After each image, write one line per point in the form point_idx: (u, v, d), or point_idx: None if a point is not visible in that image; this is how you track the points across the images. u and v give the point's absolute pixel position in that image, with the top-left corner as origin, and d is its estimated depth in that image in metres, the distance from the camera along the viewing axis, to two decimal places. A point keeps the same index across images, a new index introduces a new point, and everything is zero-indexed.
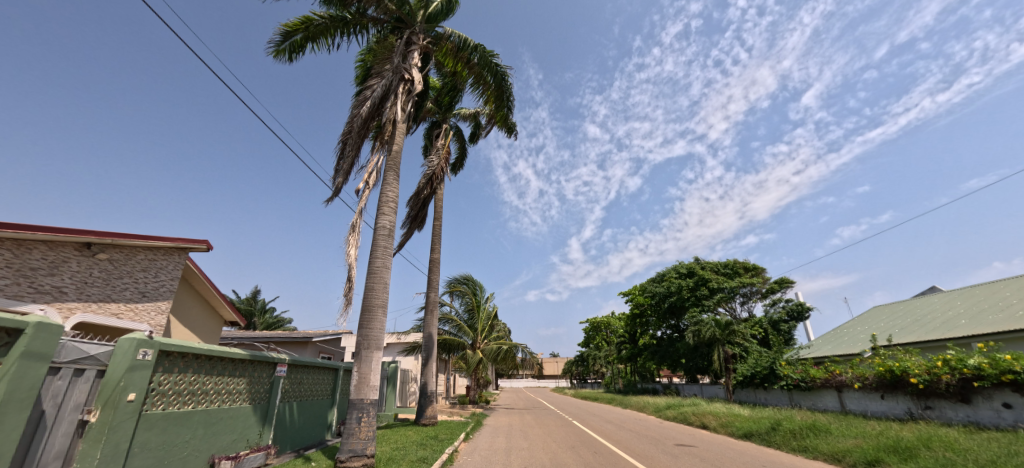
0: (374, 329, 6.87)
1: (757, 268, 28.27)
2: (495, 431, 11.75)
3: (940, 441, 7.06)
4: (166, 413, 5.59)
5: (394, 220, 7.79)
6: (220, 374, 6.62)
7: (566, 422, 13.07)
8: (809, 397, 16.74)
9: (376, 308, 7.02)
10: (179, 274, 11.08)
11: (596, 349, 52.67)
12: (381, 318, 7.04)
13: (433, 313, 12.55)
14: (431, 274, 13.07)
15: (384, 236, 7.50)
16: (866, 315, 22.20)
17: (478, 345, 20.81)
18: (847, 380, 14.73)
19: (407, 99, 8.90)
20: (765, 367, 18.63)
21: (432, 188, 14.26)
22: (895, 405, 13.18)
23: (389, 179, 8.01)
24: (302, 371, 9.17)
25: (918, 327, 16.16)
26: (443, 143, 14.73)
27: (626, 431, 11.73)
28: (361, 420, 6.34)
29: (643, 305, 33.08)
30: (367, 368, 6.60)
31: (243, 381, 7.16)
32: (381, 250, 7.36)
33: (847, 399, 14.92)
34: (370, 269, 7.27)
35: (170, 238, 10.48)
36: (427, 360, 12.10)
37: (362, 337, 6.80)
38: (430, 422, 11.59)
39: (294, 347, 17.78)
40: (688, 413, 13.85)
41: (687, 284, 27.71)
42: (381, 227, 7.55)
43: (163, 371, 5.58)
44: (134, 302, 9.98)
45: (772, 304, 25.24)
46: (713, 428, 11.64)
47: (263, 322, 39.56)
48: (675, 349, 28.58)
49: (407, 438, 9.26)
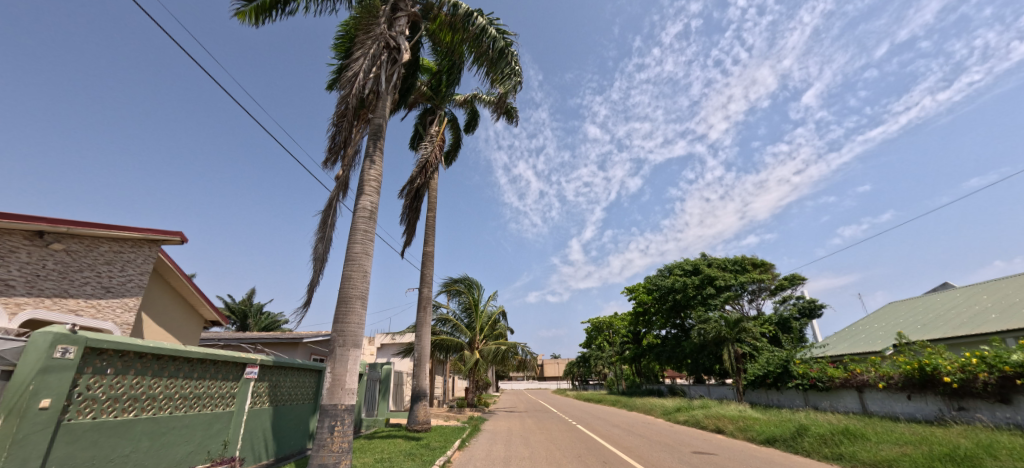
0: (352, 324, 5.97)
1: (766, 264, 27.29)
2: (494, 437, 10.86)
3: (1005, 449, 6.15)
4: (97, 423, 4.69)
5: (377, 202, 6.88)
6: (172, 376, 5.72)
7: (570, 427, 12.20)
8: (828, 398, 15.81)
9: (355, 299, 6.12)
10: (150, 269, 10.23)
11: (597, 349, 51.67)
12: (360, 310, 6.13)
13: (427, 310, 11.65)
14: (424, 269, 12.18)
15: (365, 219, 6.59)
16: (881, 311, 21.24)
17: (477, 345, 19.93)
18: (870, 380, 13.80)
19: (393, 69, 7.86)
20: (777, 366, 17.65)
21: (425, 177, 13.33)
22: (923, 406, 12.29)
23: (373, 157, 7.09)
24: (280, 372, 8.21)
25: (943, 322, 15.20)
26: (437, 130, 13.99)
27: (636, 437, 10.84)
28: (334, 429, 5.43)
29: (646, 303, 32.13)
30: (343, 369, 5.69)
31: (202, 385, 6.25)
32: (361, 234, 6.44)
33: (870, 400, 14.02)
34: (348, 254, 6.38)
35: (138, 229, 9.65)
36: (420, 362, 11.20)
37: (337, 334, 5.89)
38: (422, 428, 10.68)
39: (283, 348, 16.92)
40: (701, 416, 12.92)
41: (693, 282, 26.80)
42: (362, 207, 6.66)
43: (93, 373, 4.68)
44: (97, 298, 9.13)
45: (782, 302, 24.32)
46: (730, 433, 10.77)
47: (257, 324, 38.67)
48: (681, 348, 27.68)
49: (395, 447, 8.37)
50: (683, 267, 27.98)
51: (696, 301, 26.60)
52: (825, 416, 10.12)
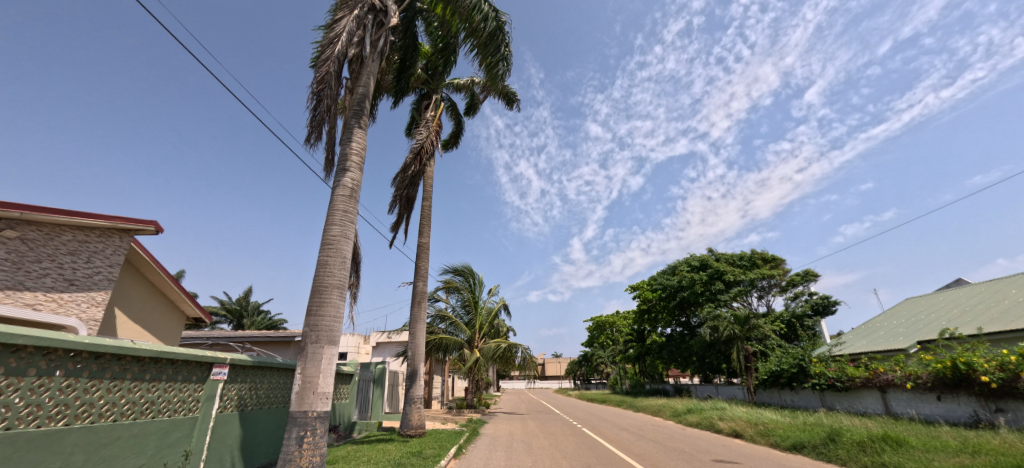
0: (327, 318, 5.12)
1: (776, 259, 26.41)
2: (494, 443, 10.05)
3: None
4: (11, 435, 3.85)
5: (359, 179, 6.01)
6: (115, 378, 4.90)
7: (575, 431, 11.40)
8: (846, 399, 15.01)
9: (331, 289, 5.26)
10: (121, 261, 9.49)
11: (600, 348, 50.83)
12: (337, 301, 5.29)
13: (421, 305, 10.84)
14: (419, 261, 11.33)
15: (344, 198, 5.74)
16: (899, 307, 20.35)
17: (476, 343, 19.14)
18: (894, 380, 12.95)
19: (380, 33, 6.90)
20: (792, 365, 16.68)
21: (420, 164, 12.58)
22: (956, 408, 11.46)
23: (355, 128, 6.22)
24: (256, 374, 7.41)
25: (971, 317, 14.32)
26: (433, 115, 13.21)
27: (648, 442, 10.04)
28: (303, 440, 4.59)
29: (650, 301, 31.26)
30: (315, 369, 4.85)
31: (156, 387, 5.45)
32: (339, 215, 5.60)
33: (894, 401, 13.21)
34: (323, 237, 5.52)
35: (105, 217, 8.89)
36: (413, 361, 10.39)
37: (309, 328, 5.04)
38: (415, 433, 9.85)
39: (274, 347, 16.14)
40: (715, 418, 12.09)
41: (700, 278, 25.87)
42: (341, 184, 5.81)
43: (6, 375, 3.83)
44: (59, 292, 8.39)
45: (794, 298, 23.47)
46: (749, 438, 9.94)
47: (253, 323, 37.82)
48: (687, 346, 26.86)
49: (384, 455, 7.56)
50: (690, 263, 27.09)
51: (704, 297, 25.70)
52: (857, 421, 9.29)
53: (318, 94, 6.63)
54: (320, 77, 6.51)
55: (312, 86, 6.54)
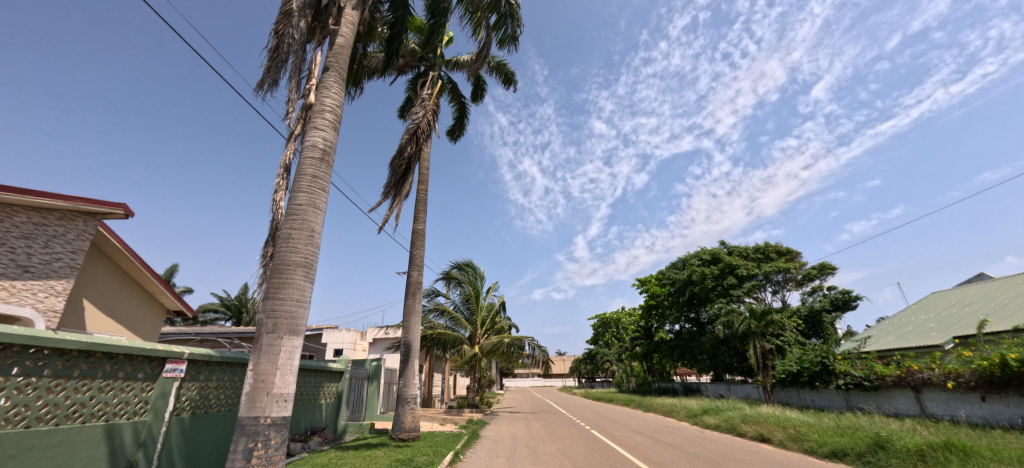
0: (289, 302, 4.17)
1: (792, 251, 25.36)
2: (496, 447, 9.15)
3: None
4: None
5: (333, 140, 5.07)
6: (28, 375, 3.95)
7: (584, 434, 10.47)
8: (874, 399, 13.98)
9: (294, 268, 4.30)
10: (87, 247, 8.69)
11: (605, 346, 49.89)
12: (302, 282, 4.33)
13: (416, 297, 9.95)
14: (413, 249, 10.40)
15: (314, 160, 4.80)
16: (925, 301, 19.24)
17: (478, 340, 18.40)
18: (931, 378, 11.93)
19: None
20: (814, 363, 15.64)
21: (416, 145, 11.67)
22: (1002, 410, 10.45)
23: (328, 80, 5.27)
24: (222, 372, 6.50)
25: (1011, 310, 13.27)
26: (430, 93, 12.30)
27: (665, 447, 9.14)
28: (251, 452, 3.65)
29: (658, 296, 30.16)
30: (270, 365, 3.90)
31: (87, 387, 4.52)
32: (307, 181, 4.67)
33: (929, 401, 12.21)
34: (287, 208, 4.57)
35: (65, 197, 8.09)
36: (408, 358, 9.51)
37: (266, 315, 4.08)
38: (407, 436, 8.94)
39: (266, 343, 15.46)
40: (736, 420, 11.06)
41: (712, 272, 24.82)
42: (311, 144, 4.87)
43: None
44: (11, 280, 7.59)
45: (811, 293, 22.52)
46: (778, 443, 8.95)
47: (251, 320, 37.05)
48: (697, 344, 25.88)
49: (368, 464, 6.69)
50: (701, 256, 25.94)
51: (716, 292, 24.67)
52: (909, 428, 8.18)
53: (279, 35, 6.02)
54: (285, 15, 5.91)
55: (273, 27, 5.97)
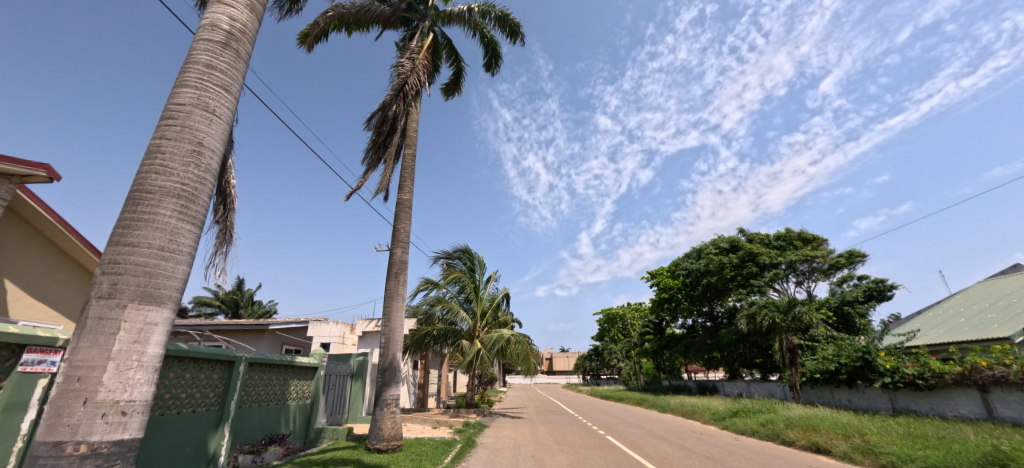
0: (145, 250, 2.54)
1: (818, 238, 23.57)
2: (496, 457, 7.61)
3: None
4: None
5: (246, 22, 3.40)
6: None
7: (600, 441, 8.88)
8: (927, 400, 12.32)
9: (159, 197, 2.66)
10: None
11: (612, 342, 48.38)
12: (175, 220, 2.69)
13: (400, 278, 8.35)
14: (398, 223, 8.78)
15: (212, 45, 3.15)
16: (971, 290, 17.46)
17: (477, 334, 16.83)
18: (1006, 376, 10.32)
19: None
20: (853, 360, 13.90)
21: (404, 104, 10.06)
22: None
23: None
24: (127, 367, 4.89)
25: None
26: (421, 45, 10.58)
27: (700, 459, 7.53)
28: None
29: (670, 289, 28.04)
30: (96, 354, 2.27)
31: None
32: (194, 74, 3.02)
33: (1000, 403, 10.60)
34: (162, 109, 2.93)
35: None
36: (388, 352, 7.87)
37: (106, 271, 2.44)
38: (386, 446, 7.37)
39: (248, 338, 14.98)
40: (780, 426, 9.41)
41: (730, 261, 22.93)
42: (209, 22, 3.22)
43: None
44: None
45: (841, 283, 20.75)
46: (840, 456, 7.29)
47: (249, 313, 36.02)
48: (713, 339, 24.23)
49: None
50: (718, 244, 24.06)
51: (735, 283, 22.92)
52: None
53: None
54: None
55: None
